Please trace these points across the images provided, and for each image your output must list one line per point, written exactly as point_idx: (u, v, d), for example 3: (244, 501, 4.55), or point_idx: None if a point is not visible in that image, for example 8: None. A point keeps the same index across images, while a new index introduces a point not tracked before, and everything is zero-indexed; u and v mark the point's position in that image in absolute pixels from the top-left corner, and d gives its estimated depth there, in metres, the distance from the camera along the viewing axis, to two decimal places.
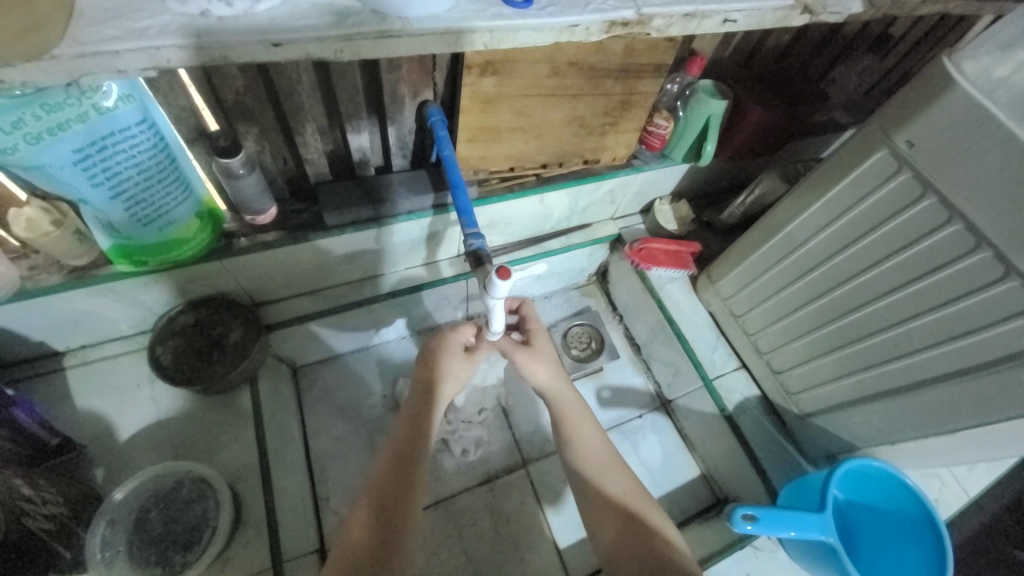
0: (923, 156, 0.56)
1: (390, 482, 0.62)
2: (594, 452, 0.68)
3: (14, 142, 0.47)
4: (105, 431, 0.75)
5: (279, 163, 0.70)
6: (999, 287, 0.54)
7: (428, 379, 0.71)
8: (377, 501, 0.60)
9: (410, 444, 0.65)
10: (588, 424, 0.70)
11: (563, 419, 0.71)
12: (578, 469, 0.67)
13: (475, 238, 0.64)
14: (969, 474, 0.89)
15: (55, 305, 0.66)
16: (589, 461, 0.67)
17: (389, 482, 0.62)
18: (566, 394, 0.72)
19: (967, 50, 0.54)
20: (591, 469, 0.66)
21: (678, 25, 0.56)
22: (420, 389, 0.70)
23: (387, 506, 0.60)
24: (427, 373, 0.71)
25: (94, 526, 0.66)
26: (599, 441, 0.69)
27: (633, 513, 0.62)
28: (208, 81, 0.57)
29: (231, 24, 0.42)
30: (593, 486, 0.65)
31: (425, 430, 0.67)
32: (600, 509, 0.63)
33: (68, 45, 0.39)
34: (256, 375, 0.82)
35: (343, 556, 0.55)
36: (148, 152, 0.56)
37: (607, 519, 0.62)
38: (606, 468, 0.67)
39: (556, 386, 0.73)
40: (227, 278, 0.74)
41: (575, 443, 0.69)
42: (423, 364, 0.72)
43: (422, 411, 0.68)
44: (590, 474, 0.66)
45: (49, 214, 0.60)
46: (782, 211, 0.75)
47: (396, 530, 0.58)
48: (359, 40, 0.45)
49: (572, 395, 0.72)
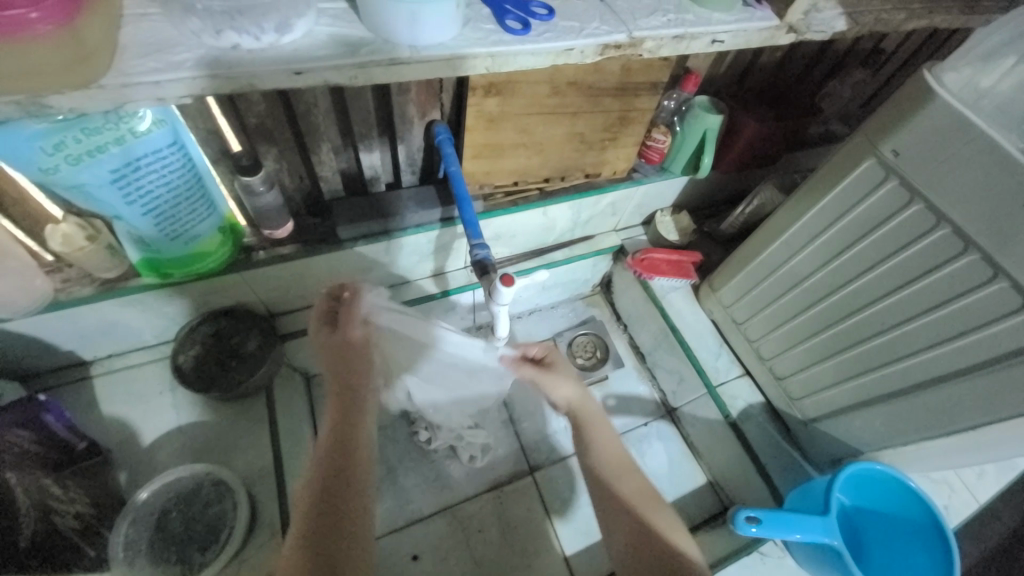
0: (909, 165, 0.58)
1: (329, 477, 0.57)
2: (614, 463, 0.65)
3: (56, 163, 0.52)
4: (129, 436, 0.78)
5: (296, 181, 0.75)
6: (988, 288, 0.56)
7: (346, 372, 0.68)
8: (313, 506, 0.53)
9: (342, 443, 0.60)
10: (608, 439, 0.67)
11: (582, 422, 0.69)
12: (595, 467, 0.64)
13: (480, 249, 0.67)
14: (979, 480, 0.88)
15: (86, 314, 0.70)
16: (607, 475, 0.64)
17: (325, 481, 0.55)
18: (587, 415, 0.69)
19: (947, 63, 0.56)
20: (604, 473, 0.64)
21: (668, 46, 0.60)
22: (340, 387, 0.67)
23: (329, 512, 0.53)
24: (341, 368, 0.68)
25: (117, 525, 0.69)
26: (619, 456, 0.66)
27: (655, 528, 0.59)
28: (233, 106, 0.61)
29: (258, 55, 0.47)
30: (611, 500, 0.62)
31: (353, 428, 0.63)
32: (616, 525, 0.60)
33: (113, 76, 0.43)
34: (271, 382, 0.86)
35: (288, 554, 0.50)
36: (178, 172, 0.60)
37: (625, 537, 0.59)
38: (623, 471, 0.64)
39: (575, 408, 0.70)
40: (246, 290, 0.78)
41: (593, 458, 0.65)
42: (337, 362, 0.68)
43: (347, 409, 0.64)
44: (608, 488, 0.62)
45: (84, 230, 0.64)
46: (777, 220, 0.77)
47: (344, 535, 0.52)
48: (373, 67, 0.49)
49: (593, 415, 0.70)
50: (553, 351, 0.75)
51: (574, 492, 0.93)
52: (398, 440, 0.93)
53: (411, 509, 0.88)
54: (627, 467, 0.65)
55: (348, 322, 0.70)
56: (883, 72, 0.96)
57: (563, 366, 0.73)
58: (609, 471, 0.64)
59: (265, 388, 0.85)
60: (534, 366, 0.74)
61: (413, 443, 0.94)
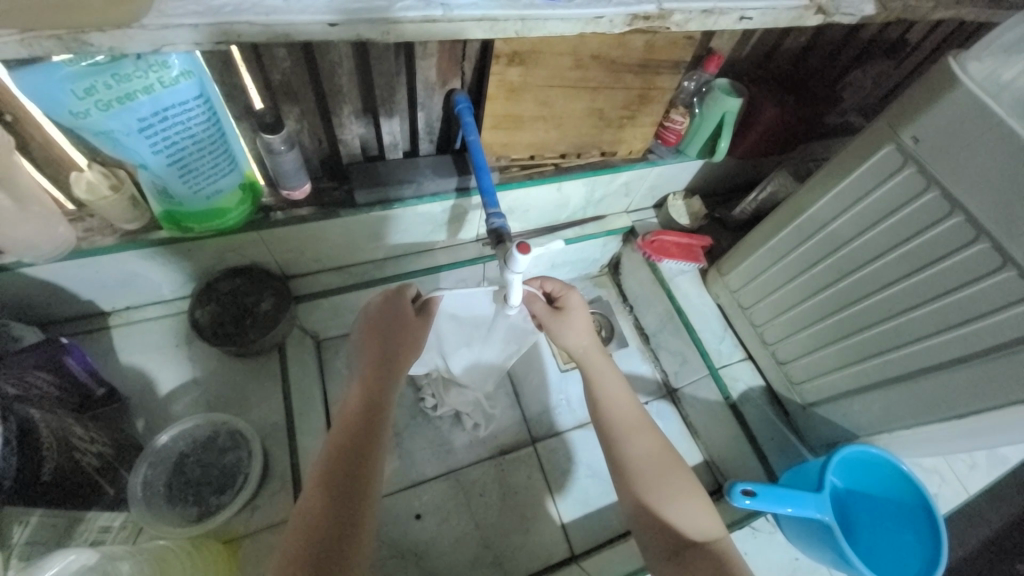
0: (927, 152, 0.59)
1: (349, 443, 0.60)
2: (622, 406, 0.68)
3: (86, 108, 0.52)
4: (146, 386, 0.82)
5: (315, 143, 0.75)
6: (997, 277, 0.56)
7: (387, 339, 0.70)
8: (329, 473, 0.57)
9: (369, 413, 0.63)
10: (617, 383, 0.70)
11: (593, 376, 0.71)
12: (607, 421, 0.67)
13: (496, 218, 0.67)
14: (969, 471, 0.90)
15: (107, 265, 0.72)
16: (615, 419, 0.67)
17: (341, 452, 0.59)
18: (595, 358, 0.72)
19: (973, 51, 0.55)
20: (615, 427, 0.67)
21: (696, 20, 0.60)
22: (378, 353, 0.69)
23: (344, 483, 0.57)
24: (384, 337, 0.70)
25: (136, 468, 0.74)
26: (628, 400, 0.69)
27: (660, 477, 0.63)
28: (259, 63, 0.62)
29: (293, 6, 0.48)
30: (618, 444, 0.66)
31: (384, 399, 0.65)
32: (619, 469, 0.65)
33: (153, 16, 0.46)
34: (284, 342, 0.88)
35: (294, 532, 0.53)
36: (201, 124, 0.60)
37: (626, 482, 0.63)
38: (633, 428, 0.66)
39: (586, 352, 0.73)
40: (264, 250, 0.79)
41: (603, 401, 0.68)
42: (383, 348, 0.69)
43: (379, 380, 0.67)
44: (615, 432, 0.66)
45: (108, 179, 0.65)
46: (792, 206, 0.77)
47: (353, 505, 0.56)
48: (404, 24, 0.50)
49: (604, 361, 0.72)
50: (569, 291, 0.75)
51: (574, 464, 0.95)
52: (405, 405, 0.96)
53: (413, 471, 0.90)
54: (638, 423, 0.67)
55: (398, 312, 0.72)
56: (908, 64, 0.95)
57: (576, 309, 0.74)
58: (623, 427, 0.66)
59: (277, 348, 0.87)
60: (547, 306, 0.74)
61: (419, 408, 0.96)
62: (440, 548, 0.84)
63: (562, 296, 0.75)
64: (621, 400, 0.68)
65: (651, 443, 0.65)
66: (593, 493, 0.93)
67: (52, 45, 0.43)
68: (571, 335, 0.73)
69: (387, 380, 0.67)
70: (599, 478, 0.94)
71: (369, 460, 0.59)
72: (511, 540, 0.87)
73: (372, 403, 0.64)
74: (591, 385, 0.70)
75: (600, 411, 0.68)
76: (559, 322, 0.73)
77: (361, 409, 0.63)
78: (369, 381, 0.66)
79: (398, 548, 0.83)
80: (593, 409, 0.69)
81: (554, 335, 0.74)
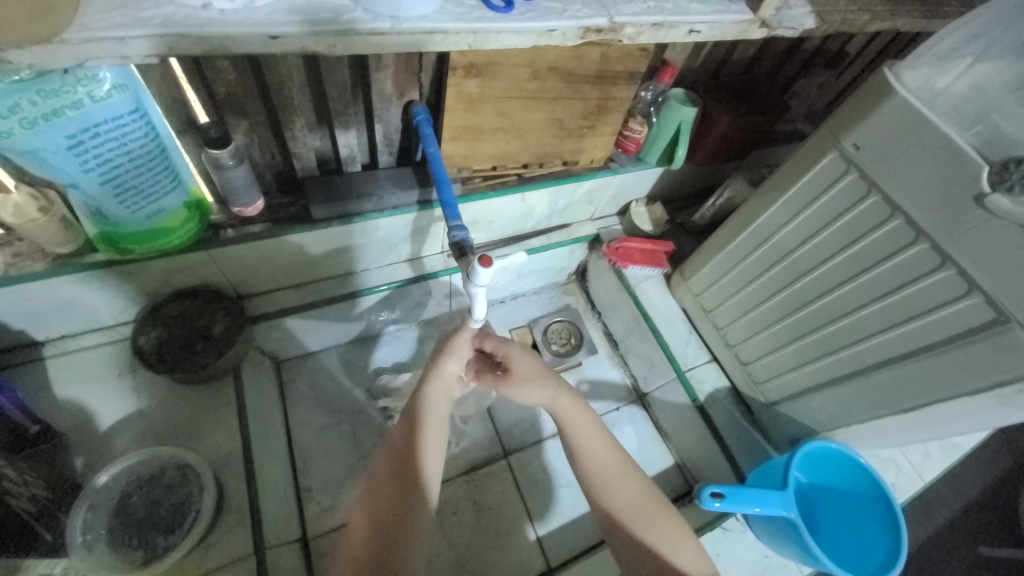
0: (868, 158, 0.62)
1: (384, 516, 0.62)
2: (600, 454, 0.67)
3: (9, 126, 0.49)
4: (87, 421, 0.76)
5: (267, 157, 0.73)
6: (936, 276, 0.59)
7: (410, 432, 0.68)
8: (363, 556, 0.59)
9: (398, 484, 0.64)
10: (593, 432, 0.68)
11: (566, 426, 0.69)
12: (590, 469, 0.66)
13: (459, 230, 0.66)
14: (923, 460, 0.95)
15: (38, 292, 0.66)
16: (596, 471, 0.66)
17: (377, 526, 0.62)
18: (566, 404, 0.70)
19: (907, 62, 0.58)
20: (602, 477, 0.65)
21: (647, 33, 0.61)
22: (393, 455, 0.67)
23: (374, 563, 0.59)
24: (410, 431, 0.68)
25: (75, 511, 0.68)
26: (606, 449, 0.67)
27: (649, 521, 0.63)
28: (201, 74, 0.59)
29: (231, 17, 0.46)
30: (603, 496, 0.65)
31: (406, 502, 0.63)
32: (608, 516, 0.64)
33: (76, 30, 0.43)
34: (239, 366, 0.83)
35: None
36: (140, 140, 0.57)
37: (616, 530, 0.63)
38: (618, 474, 0.66)
39: (552, 399, 0.70)
40: (214, 269, 0.75)
41: (582, 450, 0.67)
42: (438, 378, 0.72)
43: (402, 487, 0.64)
44: (599, 480, 0.65)
45: (36, 201, 0.60)
46: (747, 210, 0.80)
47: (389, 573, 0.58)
48: (352, 36, 0.49)
49: (575, 403, 0.70)
50: (508, 345, 0.75)
51: (548, 475, 0.94)
52: (371, 424, 0.93)
53: None
54: (622, 469, 0.66)
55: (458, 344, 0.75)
56: (849, 73, 1.00)
57: (519, 361, 0.73)
58: (607, 477, 0.65)
59: (233, 371, 0.83)
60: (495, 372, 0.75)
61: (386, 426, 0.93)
62: None
63: (504, 353, 0.75)
64: (600, 448, 0.67)
65: (636, 489, 0.65)
66: (567, 503, 0.92)
67: None
68: (525, 391, 0.71)
69: (414, 485, 0.64)
70: (574, 489, 0.93)
71: (393, 572, 0.58)
72: (486, 557, 0.85)
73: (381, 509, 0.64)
74: (569, 434, 0.68)
75: (583, 456, 0.67)
76: (511, 385, 0.72)
77: (366, 526, 0.62)
78: (380, 493, 0.65)
79: None
80: (574, 458, 0.68)
81: (512, 393, 0.73)
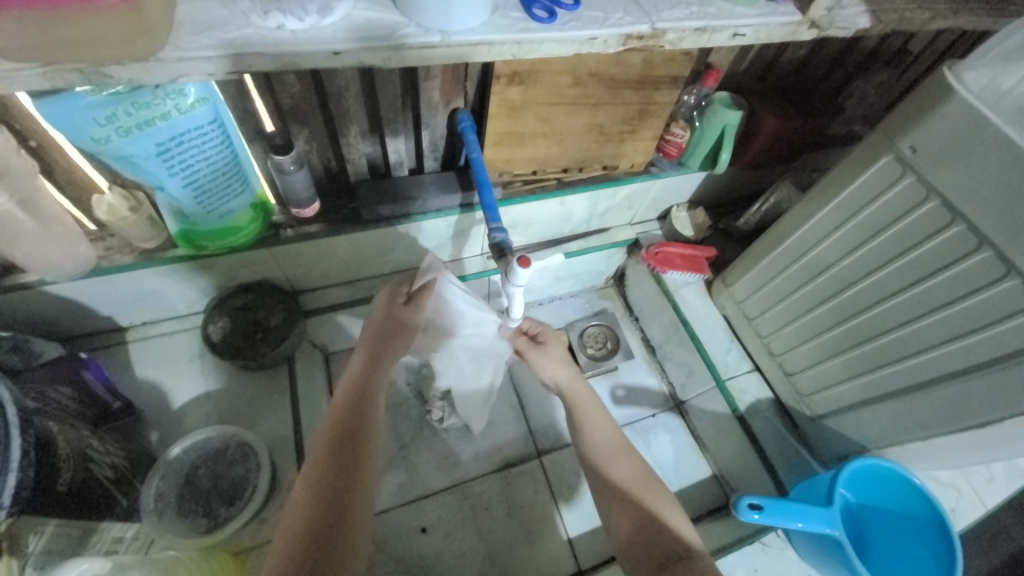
0: (926, 162, 0.59)
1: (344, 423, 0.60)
2: (605, 434, 0.70)
3: (107, 134, 0.56)
4: (161, 399, 0.84)
5: (324, 163, 0.78)
6: (1000, 286, 0.56)
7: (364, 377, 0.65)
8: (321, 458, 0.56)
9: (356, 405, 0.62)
10: (597, 412, 0.73)
11: (575, 407, 0.74)
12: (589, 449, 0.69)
13: (498, 232, 0.68)
14: (988, 485, 0.88)
15: (127, 282, 0.75)
16: (595, 449, 0.69)
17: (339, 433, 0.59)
18: (580, 390, 0.76)
19: (969, 61, 0.56)
20: (597, 456, 0.68)
21: (690, 38, 0.61)
22: (338, 422, 0.59)
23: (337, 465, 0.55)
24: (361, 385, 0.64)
25: (149, 480, 0.76)
26: (607, 427, 0.71)
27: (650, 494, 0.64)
28: (270, 87, 0.65)
29: (300, 36, 0.51)
30: (602, 472, 0.67)
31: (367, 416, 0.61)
32: (603, 492, 0.65)
33: (170, 50, 0.49)
34: (292, 355, 0.90)
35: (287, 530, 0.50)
36: (217, 148, 0.64)
37: (607, 500, 0.65)
38: (615, 453, 0.68)
39: (572, 384, 0.77)
40: (274, 266, 0.82)
41: (584, 430, 0.71)
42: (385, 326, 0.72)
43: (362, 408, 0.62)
44: (597, 457, 0.68)
45: (127, 201, 0.68)
46: (793, 216, 0.78)
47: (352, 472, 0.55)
48: (406, 50, 0.53)
49: (586, 391, 0.76)
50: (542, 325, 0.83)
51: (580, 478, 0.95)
52: (410, 417, 0.97)
53: (419, 484, 0.91)
54: (619, 448, 0.69)
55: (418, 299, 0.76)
56: (910, 73, 0.95)
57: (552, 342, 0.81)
58: (603, 455, 0.68)
59: (286, 361, 0.89)
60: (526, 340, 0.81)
61: (424, 421, 0.97)
62: (446, 562, 0.85)
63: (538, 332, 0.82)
64: (600, 430, 0.71)
65: (635, 466, 0.67)
66: None
67: (73, 77, 0.47)
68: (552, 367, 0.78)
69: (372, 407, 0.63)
70: None
71: (357, 475, 0.55)
72: (518, 554, 0.86)
73: (341, 453, 0.56)
74: (576, 413, 0.74)
75: (584, 439, 0.70)
76: (539, 354, 0.79)
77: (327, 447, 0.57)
78: (344, 421, 0.60)
79: (404, 562, 0.83)
80: (577, 437, 0.72)
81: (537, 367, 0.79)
